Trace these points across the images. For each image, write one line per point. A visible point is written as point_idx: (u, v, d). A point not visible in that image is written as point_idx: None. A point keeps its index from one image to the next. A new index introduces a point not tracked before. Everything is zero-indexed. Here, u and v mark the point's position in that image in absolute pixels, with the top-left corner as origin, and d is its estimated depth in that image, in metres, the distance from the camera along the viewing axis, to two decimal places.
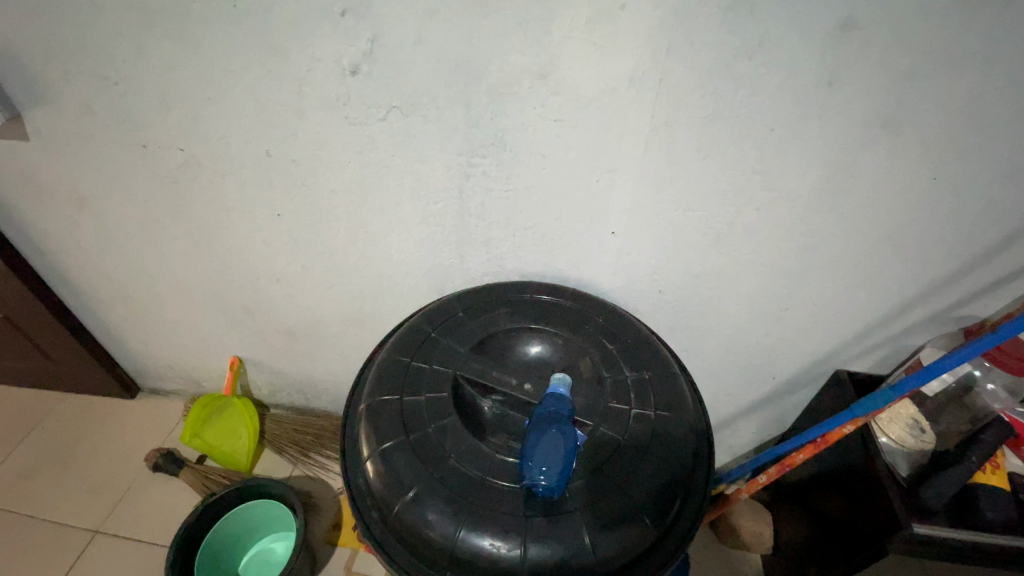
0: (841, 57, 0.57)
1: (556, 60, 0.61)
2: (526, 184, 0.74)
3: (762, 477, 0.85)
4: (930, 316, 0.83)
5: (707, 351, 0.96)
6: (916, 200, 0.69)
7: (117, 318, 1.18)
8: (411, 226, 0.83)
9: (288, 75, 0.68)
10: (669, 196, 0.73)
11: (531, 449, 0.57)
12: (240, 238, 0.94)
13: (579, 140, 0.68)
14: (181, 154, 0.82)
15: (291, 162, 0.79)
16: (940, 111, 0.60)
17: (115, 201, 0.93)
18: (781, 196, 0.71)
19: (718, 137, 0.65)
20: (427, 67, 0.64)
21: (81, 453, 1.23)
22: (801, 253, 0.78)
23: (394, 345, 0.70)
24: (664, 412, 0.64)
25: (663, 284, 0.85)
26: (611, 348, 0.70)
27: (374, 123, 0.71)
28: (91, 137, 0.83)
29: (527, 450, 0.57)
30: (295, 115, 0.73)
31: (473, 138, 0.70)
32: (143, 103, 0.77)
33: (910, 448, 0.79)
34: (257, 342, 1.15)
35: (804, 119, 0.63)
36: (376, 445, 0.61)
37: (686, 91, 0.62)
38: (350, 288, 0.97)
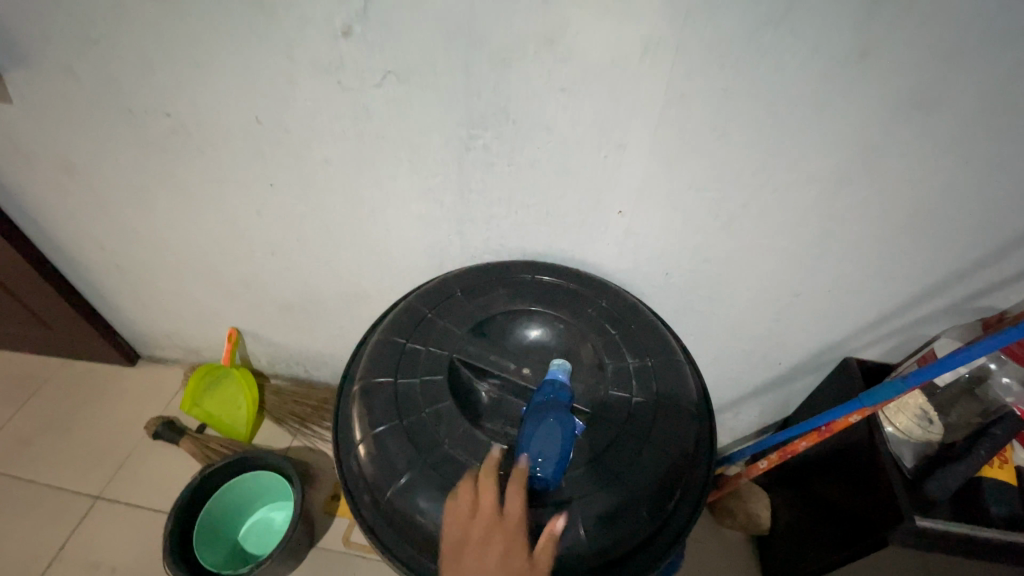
0: (876, 27, 0.52)
1: (565, 24, 0.56)
2: (529, 159, 0.70)
3: (763, 463, 0.86)
4: (947, 306, 0.80)
5: (712, 335, 0.94)
6: (944, 184, 0.65)
7: (113, 287, 1.17)
8: (409, 201, 0.80)
9: (276, 37, 0.64)
10: (682, 175, 0.69)
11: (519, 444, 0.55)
12: (235, 210, 0.91)
13: (587, 111, 0.64)
14: (168, 120, 0.78)
15: (283, 131, 0.75)
16: (981, 89, 0.55)
17: (104, 168, 0.90)
18: (800, 178, 0.67)
19: (735, 113, 0.61)
20: (424, 30, 0.59)
21: (82, 420, 1.24)
22: (817, 238, 0.74)
23: (390, 325, 0.68)
24: (666, 401, 0.62)
25: (670, 267, 0.82)
26: (613, 333, 0.68)
27: (370, 89, 0.66)
28: (74, 101, 0.79)
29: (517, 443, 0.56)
30: (286, 80, 0.68)
31: (473, 108, 0.65)
32: (125, 64, 0.72)
33: (916, 438, 0.78)
34: (255, 315, 1.14)
35: (829, 96, 0.58)
36: (369, 428, 0.59)
37: (704, 61, 0.57)
38: (348, 262, 0.95)
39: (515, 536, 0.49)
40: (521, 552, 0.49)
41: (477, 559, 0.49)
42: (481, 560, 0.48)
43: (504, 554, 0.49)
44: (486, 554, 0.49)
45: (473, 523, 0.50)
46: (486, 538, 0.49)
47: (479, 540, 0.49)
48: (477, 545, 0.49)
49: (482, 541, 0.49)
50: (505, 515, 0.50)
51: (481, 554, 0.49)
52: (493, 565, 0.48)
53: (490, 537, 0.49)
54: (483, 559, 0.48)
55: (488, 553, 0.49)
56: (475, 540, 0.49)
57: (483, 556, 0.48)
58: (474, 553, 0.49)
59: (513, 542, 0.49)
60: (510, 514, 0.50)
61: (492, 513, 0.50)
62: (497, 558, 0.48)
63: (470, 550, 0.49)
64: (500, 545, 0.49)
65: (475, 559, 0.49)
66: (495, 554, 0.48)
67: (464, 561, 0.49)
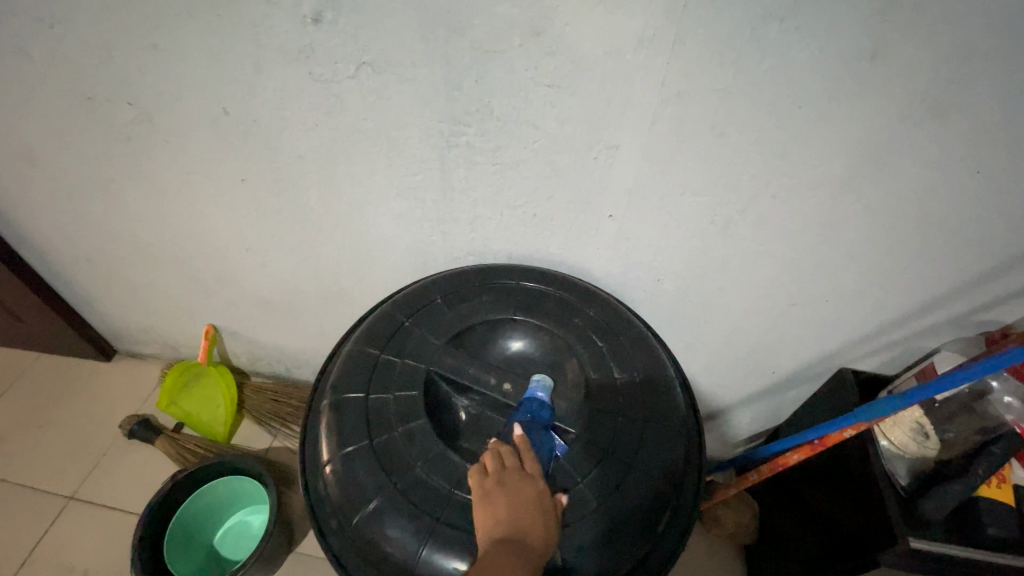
0: (889, 25, 0.48)
1: (552, 14, 0.52)
2: (515, 158, 0.66)
3: (753, 475, 0.82)
4: (950, 319, 0.77)
5: (705, 342, 0.91)
6: (953, 194, 0.61)
7: (85, 281, 1.12)
8: (388, 198, 0.76)
9: (242, 23, 0.59)
10: (677, 178, 0.65)
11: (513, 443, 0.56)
12: (207, 204, 0.86)
13: (576, 110, 0.60)
14: (131, 109, 0.74)
15: (253, 123, 0.70)
16: (999, 94, 0.51)
17: (68, 159, 0.85)
18: (802, 183, 0.63)
19: (734, 114, 0.57)
20: (401, 18, 0.54)
21: (56, 417, 1.21)
22: (815, 246, 0.71)
23: (364, 334, 0.64)
24: (653, 422, 0.59)
25: (662, 273, 0.79)
26: (601, 345, 0.64)
27: (344, 81, 0.62)
28: (31, 87, 0.74)
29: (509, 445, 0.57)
30: (255, 68, 0.63)
31: (455, 103, 0.61)
32: (82, 49, 0.67)
33: (912, 454, 0.74)
34: (232, 312, 1.10)
35: (836, 97, 0.54)
36: (338, 448, 0.56)
37: (701, 58, 0.53)
38: (327, 261, 0.91)
39: (541, 487, 0.51)
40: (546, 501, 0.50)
41: (508, 504, 0.49)
42: (514, 503, 0.49)
43: (533, 501, 0.49)
44: (517, 499, 0.49)
45: (501, 475, 0.51)
46: (516, 486, 0.50)
47: (509, 489, 0.50)
48: (507, 491, 0.50)
49: (511, 489, 0.50)
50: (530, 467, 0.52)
51: (512, 498, 0.49)
52: (524, 509, 0.49)
53: (518, 485, 0.50)
54: (515, 505, 0.49)
55: (518, 499, 0.49)
56: (505, 488, 0.50)
57: (514, 500, 0.49)
58: (505, 498, 0.49)
59: (540, 491, 0.50)
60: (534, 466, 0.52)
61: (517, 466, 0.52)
62: (526, 503, 0.49)
63: (502, 496, 0.49)
64: (529, 493, 0.50)
65: (506, 504, 0.49)
66: (525, 499, 0.49)
67: (495, 507, 0.49)
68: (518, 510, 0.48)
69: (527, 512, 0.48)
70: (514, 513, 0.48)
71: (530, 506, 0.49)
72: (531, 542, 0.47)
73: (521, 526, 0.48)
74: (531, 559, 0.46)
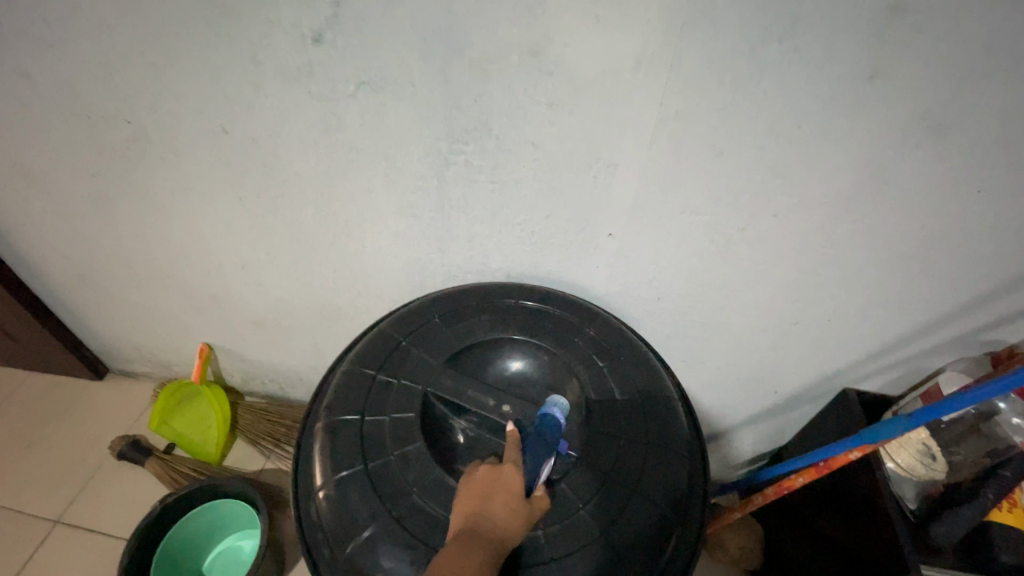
0: (886, 46, 0.48)
1: (551, 35, 0.52)
2: (513, 177, 0.66)
3: (757, 499, 0.80)
4: (954, 338, 0.76)
5: (705, 362, 0.90)
6: (953, 213, 0.61)
7: (79, 299, 1.11)
8: (386, 217, 0.75)
9: (242, 43, 0.59)
10: (675, 197, 0.64)
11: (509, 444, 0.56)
12: (203, 221, 0.86)
13: (575, 129, 0.59)
14: (129, 127, 0.73)
15: (251, 141, 0.70)
16: (999, 114, 0.51)
17: (64, 177, 0.84)
18: (802, 203, 0.63)
19: (734, 134, 0.57)
20: (399, 38, 0.55)
21: (45, 438, 1.18)
22: (817, 265, 0.70)
23: (361, 355, 0.63)
24: (656, 444, 0.58)
25: (664, 292, 0.78)
26: (601, 366, 0.63)
27: (342, 99, 0.62)
28: (28, 105, 0.74)
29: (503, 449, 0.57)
30: (254, 88, 0.63)
31: (453, 122, 0.61)
32: (81, 67, 0.67)
33: (920, 477, 0.73)
34: (227, 330, 1.08)
35: (835, 117, 0.54)
36: (331, 472, 0.54)
37: (700, 78, 0.53)
38: (323, 279, 0.90)
39: (516, 473, 0.50)
40: (520, 498, 0.49)
41: (479, 489, 0.49)
42: (483, 487, 0.49)
43: (504, 495, 0.48)
44: (488, 491, 0.49)
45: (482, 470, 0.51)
46: (490, 474, 0.51)
47: (484, 482, 0.50)
48: (481, 479, 0.50)
49: (485, 477, 0.51)
50: (511, 462, 0.52)
51: (484, 485, 0.50)
52: (494, 493, 0.49)
53: (494, 473, 0.51)
54: (486, 491, 0.49)
55: (490, 485, 0.50)
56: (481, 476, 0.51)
57: (485, 485, 0.50)
58: (476, 484, 0.50)
59: (516, 486, 0.49)
60: (515, 463, 0.52)
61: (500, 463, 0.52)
62: (496, 496, 0.48)
63: (474, 482, 0.50)
64: (503, 488, 0.49)
65: (477, 489, 0.49)
66: (497, 485, 0.49)
67: (466, 494, 0.49)
68: (487, 493, 0.49)
69: (496, 496, 0.48)
70: (482, 497, 0.48)
71: (500, 500, 0.48)
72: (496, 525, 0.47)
73: (486, 510, 0.48)
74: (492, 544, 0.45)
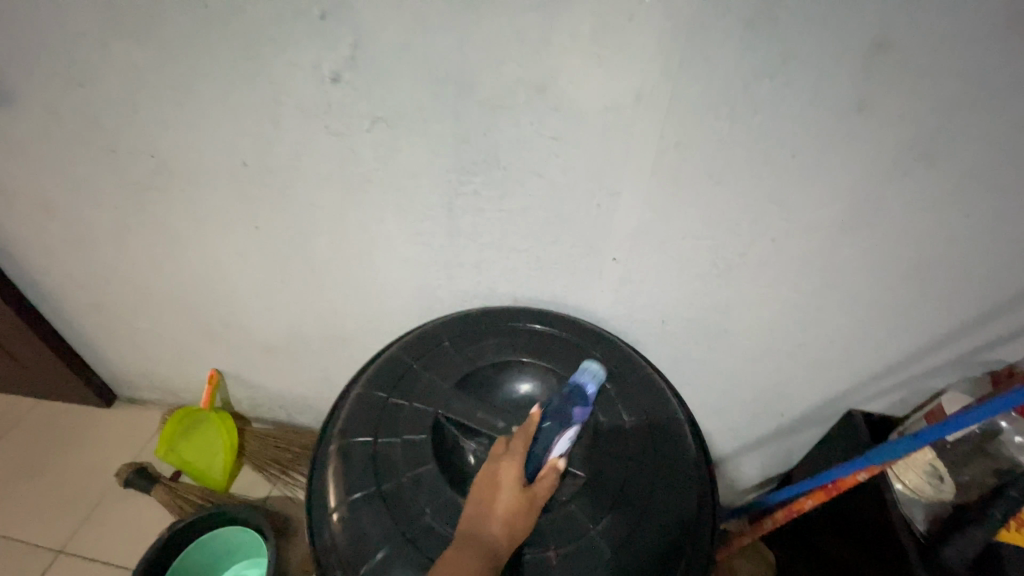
0: (872, 81, 0.52)
1: (556, 74, 0.56)
2: (521, 205, 0.68)
3: (768, 523, 0.79)
4: (954, 359, 0.77)
5: (710, 385, 0.91)
6: (946, 236, 0.63)
7: (92, 327, 1.13)
8: (397, 244, 0.78)
9: (265, 82, 0.63)
10: (676, 223, 0.67)
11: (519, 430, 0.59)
12: (218, 249, 0.88)
13: (580, 160, 0.62)
14: (152, 160, 0.77)
15: (269, 173, 0.73)
16: (981, 144, 0.54)
17: (87, 208, 0.87)
18: (799, 228, 0.65)
19: (731, 163, 0.60)
20: (414, 77, 0.58)
21: (52, 465, 1.19)
22: (816, 287, 0.72)
23: (373, 377, 0.64)
24: (665, 466, 0.58)
25: (667, 315, 0.80)
26: (608, 388, 0.65)
27: (358, 134, 0.65)
28: (57, 140, 0.78)
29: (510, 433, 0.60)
30: (274, 124, 0.67)
31: (463, 154, 0.64)
32: (110, 104, 0.71)
33: (929, 498, 0.72)
34: (237, 356, 1.10)
35: (826, 147, 0.57)
36: (344, 495, 0.55)
37: (698, 112, 0.56)
38: (333, 305, 0.92)
39: (519, 465, 0.54)
40: (520, 488, 0.52)
41: (483, 482, 0.53)
42: (486, 481, 0.53)
43: (504, 486, 0.52)
44: (489, 483, 0.53)
45: (486, 461, 0.55)
46: (495, 467, 0.54)
47: (486, 473, 0.53)
48: (487, 470, 0.54)
49: (491, 469, 0.54)
50: (512, 451, 0.55)
51: (488, 478, 0.53)
52: (496, 487, 0.52)
53: (499, 465, 0.54)
54: (489, 483, 0.52)
55: (494, 477, 0.53)
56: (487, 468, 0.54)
57: (489, 478, 0.53)
58: (481, 478, 0.53)
59: (516, 477, 0.53)
60: (516, 452, 0.55)
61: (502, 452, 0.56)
62: (497, 487, 0.52)
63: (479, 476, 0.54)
64: (503, 478, 0.53)
65: (481, 482, 0.53)
66: (500, 478, 0.53)
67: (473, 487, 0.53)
68: (489, 487, 0.52)
69: (498, 489, 0.52)
70: (485, 491, 0.52)
71: (501, 491, 0.52)
72: (496, 520, 0.50)
73: (487, 503, 0.51)
74: (490, 538, 0.48)
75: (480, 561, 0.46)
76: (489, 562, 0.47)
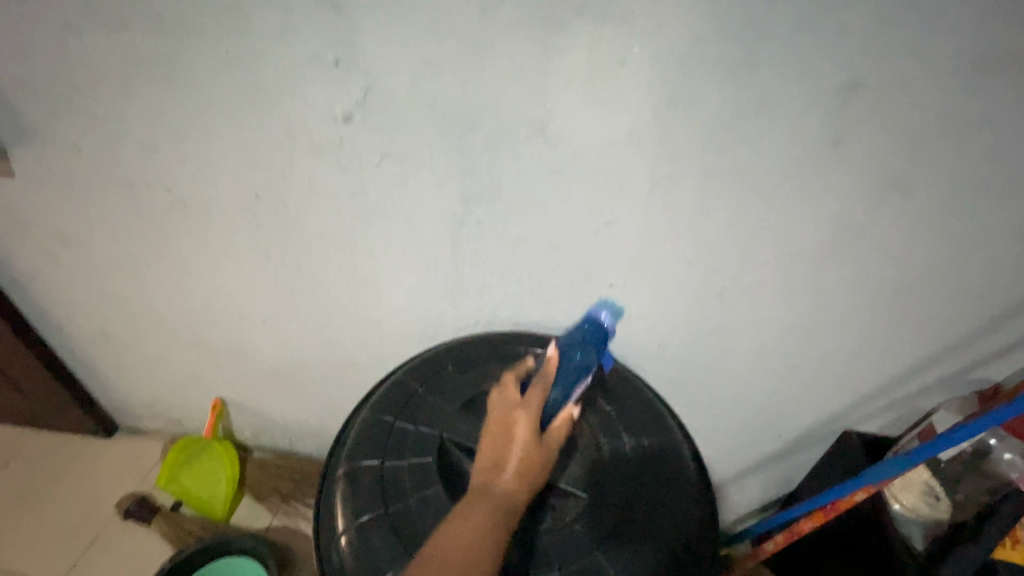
0: (846, 118, 0.56)
1: (554, 113, 0.60)
2: (522, 234, 0.72)
3: (768, 546, 0.80)
4: (943, 378, 0.80)
5: (708, 407, 0.93)
6: (925, 260, 0.67)
7: (98, 356, 1.14)
8: (402, 273, 0.81)
9: (280, 121, 0.67)
10: (670, 250, 0.70)
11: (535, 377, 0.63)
12: (228, 279, 0.91)
13: (577, 192, 0.66)
14: (168, 194, 0.80)
15: (280, 206, 0.77)
16: (950, 173, 0.58)
17: (102, 240, 0.90)
18: (787, 253, 0.68)
19: (719, 193, 0.64)
20: (421, 116, 0.62)
21: (53, 497, 1.19)
22: (806, 310, 0.75)
23: (378, 402, 0.66)
24: (665, 486, 0.60)
25: (665, 339, 0.82)
26: (608, 409, 0.67)
27: (367, 169, 0.69)
28: (77, 176, 0.81)
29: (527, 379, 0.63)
30: (287, 160, 0.71)
31: (467, 186, 0.68)
32: (131, 143, 0.75)
33: (925, 517, 0.74)
34: (242, 384, 1.11)
35: (807, 178, 0.61)
36: (352, 517, 0.57)
37: (687, 146, 0.60)
38: (338, 332, 0.94)
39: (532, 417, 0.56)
40: (534, 439, 0.55)
41: (498, 433, 0.56)
42: (501, 432, 0.56)
43: (518, 440, 0.55)
44: (505, 436, 0.55)
45: (502, 410, 0.58)
46: (509, 418, 0.57)
47: (502, 425, 0.56)
48: (501, 421, 0.57)
49: (505, 419, 0.57)
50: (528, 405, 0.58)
51: (503, 429, 0.56)
52: (510, 439, 0.55)
53: (512, 416, 0.57)
54: (504, 435, 0.55)
55: (509, 429, 0.56)
56: (500, 418, 0.57)
57: (504, 430, 0.56)
58: (496, 429, 0.56)
59: (531, 429, 0.56)
60: (532, 406, 0.58)
61: (518, 404, 0.58)
62: (513, 437, 0.55)
63: (494, 426, 0.56)
64: (519, 429, 0.55)
65: (495, 433, 0.56)
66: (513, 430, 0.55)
67: (488, 437, 0.56)
68: (504, 439, 0.55)
69: (512, 441, 0.55)
70: (499, 443, 0.55)
71: (516, 442, 0.55)
72: (508, 472, 0.53)
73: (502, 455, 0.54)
74: (503, 490, 0.51)
75: (492, 510, 0.50)
76: (501, 512, 0.50)
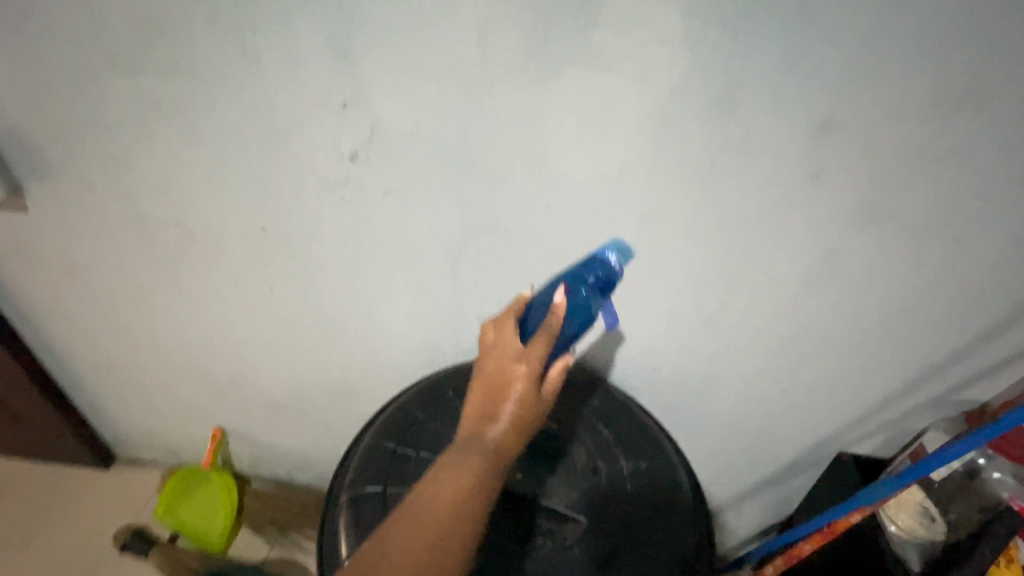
0: (823, 154, 0.59)
1: (548, 151, 0.63)
2: (520, 263, 0.74)
3: (768, 568, 0.81)
4: (931, 399, 0.82)
5: (704, 431, 0.94)
6: (906, 286, 0.70)
7: (99, 386, 1.15)
8: (404, 301, 0.83)
9: (288, 159, 0.70)
10: (662, 278, 0.73)
11: (542, 310, 0.59)
12: (232, 309, 0.93)
13: (572, 223, 0.69)
14: (177, 228, 0.83)
15: (287, 238, 0.79)
16: (923, 204, 0.62)
17: (109, 272, 0.93)
18: (773, 280, 0.71)
19: (707, 224, 0.67)
20: (422, 154, 0.66)
21: (49, 531, 1.18)
22: (794, 334, 0.77)
23: (382, 428, 0.67)
24: (663, 510, 0.62)
25: (659, 363, 0.84)
26: (606, 433, 0.68)
27: (371, 203, 0.72)
28: (89, 211, 0.84)
29: (532, 313, 0.60)
30: (294, 195, 0.74)
31: (466, 219, 0.71)
32: (143, 180, 0.78)
33: (921, 538, 0.75)
34: (242, 412, 1.12)
35: (790, 209, 0.64)
36: (356, 543, 0.58)
37: (674, 181, 0.64)
38: (340, 360, 0.96)
39: (528, 373, 0.53)
40: (529, 393, 0.53)
41: (491, 387, 0.54)
42: (494, 387, 0.54)
43: (514, 394, 0.53)
44: (502, 386, 0.53)
45: (500, 359, 0.55)
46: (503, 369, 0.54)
47: (498, 377, 0.54)
48: (496, 371, 0.55)
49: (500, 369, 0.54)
50: (530, 355, 0.54)
51: (496, 383, 0.54)
52: (502, 394, 0.53)
53: (508, 367, 0.54)
54: (497, 390, 0.54)
55: (502, 382, 0.54)
56: (496, 368, 0.55)
57: (498, 383, 0.54)
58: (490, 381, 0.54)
59: (528, 383, 0.53)
60: (535, 355, 0.54)
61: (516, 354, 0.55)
62: (507, 392, 0.53)
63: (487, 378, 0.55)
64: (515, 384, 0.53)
65: (488, 386, 0.54)
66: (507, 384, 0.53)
67: (481, 389, 0.55)
68: (496, 394, 0.53)
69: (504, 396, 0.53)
70: (490, 398, 0.54)
71: (510, 398, 0.53)
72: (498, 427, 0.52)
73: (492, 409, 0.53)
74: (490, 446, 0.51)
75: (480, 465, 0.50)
76: (488, 465, 0.50)
